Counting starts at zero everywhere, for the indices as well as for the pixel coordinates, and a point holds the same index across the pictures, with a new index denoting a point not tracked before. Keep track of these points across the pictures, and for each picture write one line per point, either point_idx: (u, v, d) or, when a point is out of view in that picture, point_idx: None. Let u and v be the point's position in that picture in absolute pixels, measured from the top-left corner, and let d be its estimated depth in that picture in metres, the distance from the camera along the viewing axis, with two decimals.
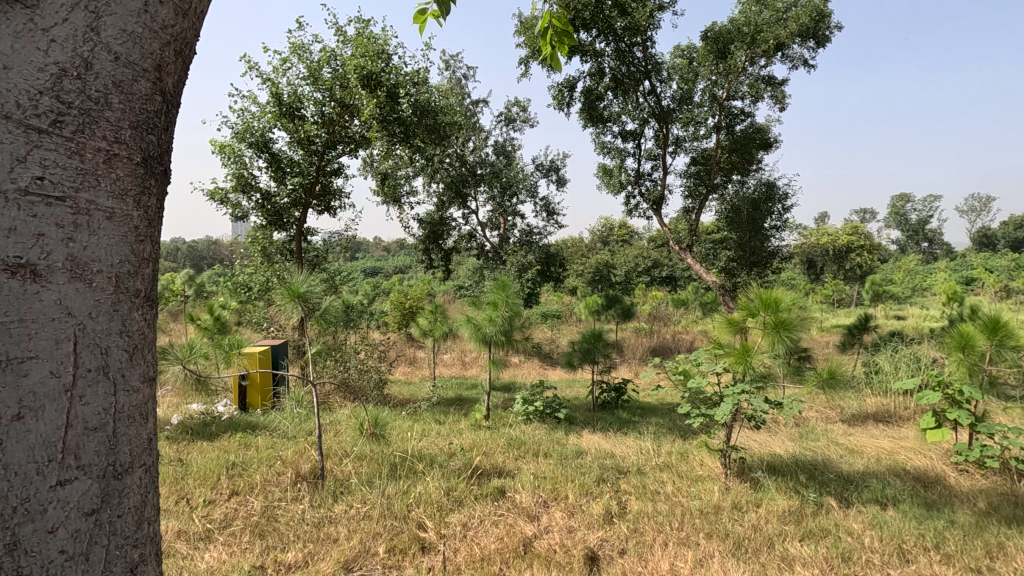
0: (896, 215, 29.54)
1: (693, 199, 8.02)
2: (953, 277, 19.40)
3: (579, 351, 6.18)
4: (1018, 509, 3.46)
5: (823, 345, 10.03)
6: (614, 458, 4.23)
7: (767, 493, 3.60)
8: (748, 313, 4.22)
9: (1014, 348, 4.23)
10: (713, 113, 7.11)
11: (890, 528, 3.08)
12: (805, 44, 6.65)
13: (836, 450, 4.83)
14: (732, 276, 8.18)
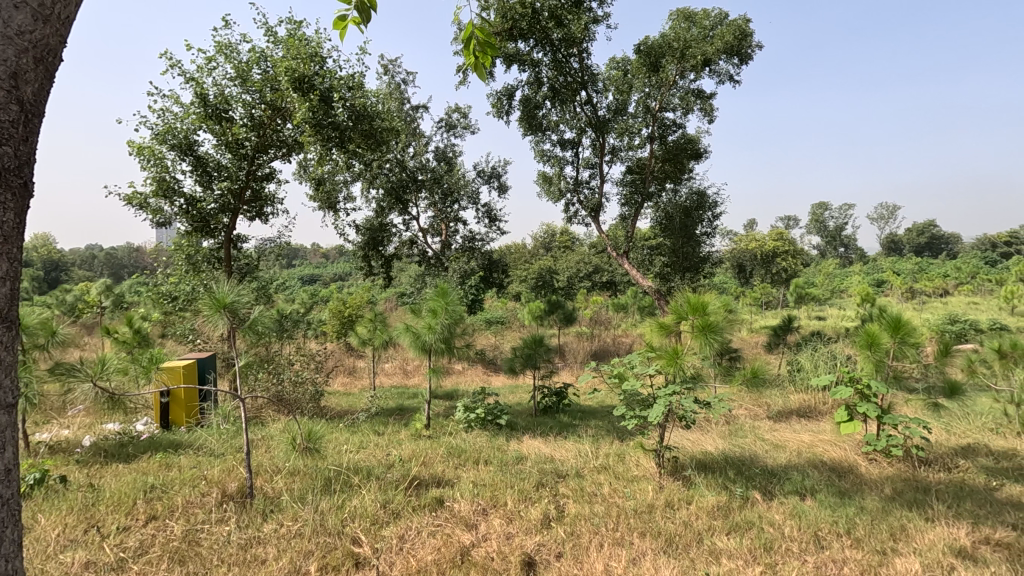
0: (816, 223, 31.58)
1: (629, 206, 8.27)
2: (866, 279, 20.92)
3: (520, 356, 6.22)
4: (918, 494, 3.77)
5: (752, 346, 10.57)
6: (553, 462, 4.29)
7: (698, 489, 3.74)
8: (679, 316, 4.40)
9: (914, 345, 4.61)
10: (647, 123, 7.40)
11: (807, 517, 3.29)
12: (730, 60, 7.01)
13: (762, 445, 5.10)
14: (667, 281, 8.50)
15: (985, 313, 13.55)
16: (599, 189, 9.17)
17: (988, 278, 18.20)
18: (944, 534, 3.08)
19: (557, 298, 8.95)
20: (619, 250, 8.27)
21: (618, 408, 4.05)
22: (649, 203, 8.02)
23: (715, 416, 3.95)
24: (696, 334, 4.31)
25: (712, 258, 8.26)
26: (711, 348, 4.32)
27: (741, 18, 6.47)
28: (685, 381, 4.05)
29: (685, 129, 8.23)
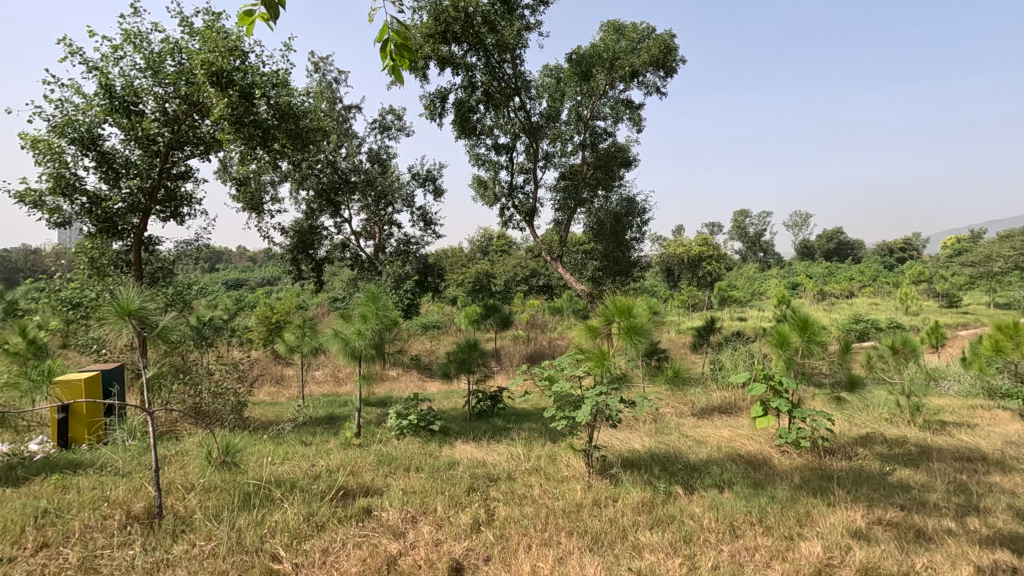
0: (738, 229, 33.46)
1: (563, 211, 8.41)
2: (783, 283, 22.36)
3: (454, 361, 6.16)
4: (823, 482, 4.06)
5: (679, 346, 11.03)
6: (485, 466, 4.29)
7: (624, 487, 3.86)
8: (607, 318, 4.52)
9: (820, 343, 4.98)
10: (578, 131, 7.58)
11: (724, 508, 3.46)
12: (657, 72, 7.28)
13: (685, 441, 5.33)
14: (599, 284, 8.72)
15: (884, 313, 14.86)
16: (533, 194, 9.29)
17: (887, 282, 19.95)
18: (843, 517, 3.34)
19: (493, 303, 8.90)
20: (553, 254, 8.39)
21: (548, 409, 4.10)
22: (582, 209, 8.19)
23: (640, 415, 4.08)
24: (623, 336, 4.44)
25: (641, 261, 8.56)
26: (637, 349, 4.46)
27: (666, 33, 6.75)
28: (612, 381, 4.15)
29: (616, 138, 8.49)
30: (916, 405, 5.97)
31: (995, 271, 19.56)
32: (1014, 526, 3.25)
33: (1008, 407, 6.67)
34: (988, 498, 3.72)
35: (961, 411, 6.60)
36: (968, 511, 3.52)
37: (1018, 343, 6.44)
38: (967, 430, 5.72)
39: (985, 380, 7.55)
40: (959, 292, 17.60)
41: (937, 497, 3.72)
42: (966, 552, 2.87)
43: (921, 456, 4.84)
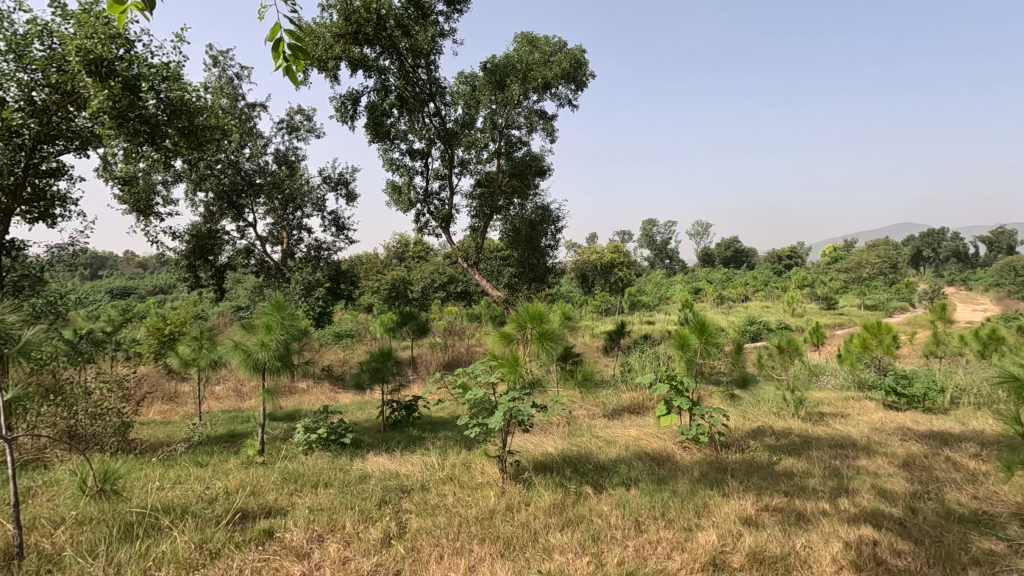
0: (647, 238, 35.27)
1: (479, 218, 8.42)
2: (688, 288, 23.80)
3: (367, 371, 5.95)
4: (719, 475, 4.35)
5: (592, 349, 11.41)
6: (398, 478, 4.18)
7: (536, 490, 3.91)
8: (520, 325, 4.58)
9: (716, 344, 5.35)
10: (493, 139, 7.62)
11: (630, 505, 3.61)
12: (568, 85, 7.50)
13: (596, 442, 5.51)
14: (515, 291, 8.82)
15: (774, 316, 16.22)
16: (449, 201, 9.25)
17: (777, 287, 21.83)
18: (736, 506, 3.59)
19: (410, 310, 8.72)
20: (470, 261, 8.36)
21: (462, 417, 4.08)
22: (498, 216, 8.25)
23: (552, 418, 4.16)
24: (536, 342, 4.50)
25: (555, 268, 8.76)
26: (549, 354, 4.55)
27: (576, 48, 6.99)
28: (524, 387, 4.19)
29: (530, 147, 8.64)
30: (799, 399, 6.56)
31: (863, 277, 21.98)
32: (875, 504, 3.66)
33: (874, 398, 7.51)
34: (856, 480, 4.16)
35: (836, 402, 7.33)
36: (839, 493, 3.92)
37: (881, 340, 7.29)
38: (841, 420, 6.37)
39: (855, 374, 8.45)
40: (836, 296, 19.60)
41: (815, 482, 4.10)
42: (837, 530, 3.19)
43: (803, 446, 5.33)
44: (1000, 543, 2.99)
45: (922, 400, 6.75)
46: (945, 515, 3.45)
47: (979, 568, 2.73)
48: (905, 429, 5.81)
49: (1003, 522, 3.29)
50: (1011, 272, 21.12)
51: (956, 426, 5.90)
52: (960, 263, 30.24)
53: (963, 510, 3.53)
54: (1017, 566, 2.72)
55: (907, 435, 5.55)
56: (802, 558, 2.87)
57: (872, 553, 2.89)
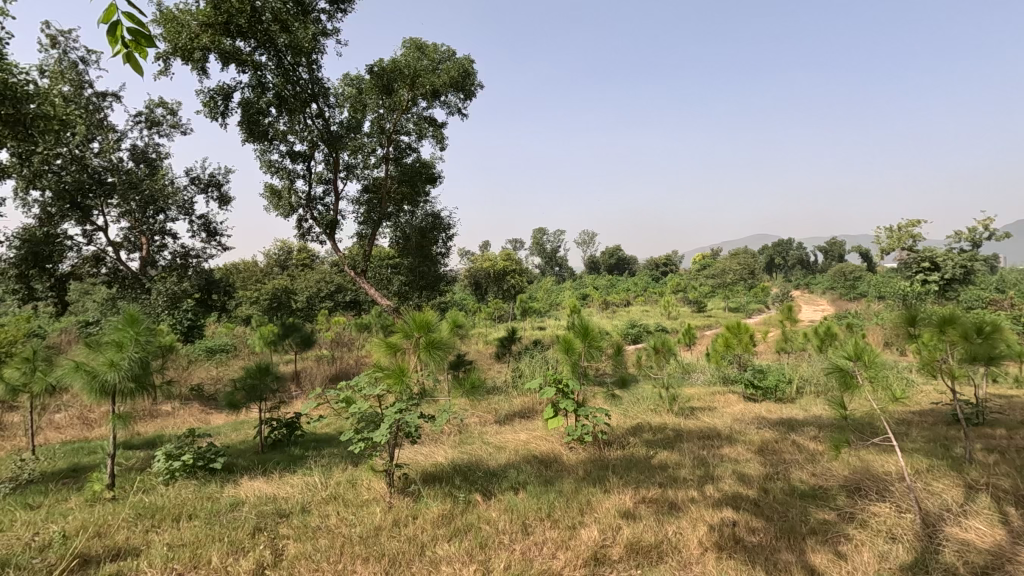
0: (537, 246, 36.39)
1: (367, 225, 8.12)
2: (576, 294, 24.86)
3: (243, 389, 5.25)
4: (601, 472, 4.56)
5: (485, 356, 11.48)
6: (276, 501, 3.87)
7: (424, 502, 3.83)
8: (406, 334, 4.47)
9: (598, 347, 5.60)
10: (381, 144, 7.38)
11: (517, 509, 3.66)
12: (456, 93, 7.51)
13: (487, 449, 5.53)
14: (406, 299, 8.62)
15: (652, 319, 17.44)
16: (334, 206, 8.84)
17: (655, 292, 23.52)
18: (616, 501, 3.78)
19: (292, 322, 8.15)
20: (357, 269, 8.02)
21: (345, 431, 3.88)
22: (387, 223, 8.02)
23: (440, 427, 4.08)
24: (424, 352, 4.38)
25: (447, 276, 8.70)
26: (438, 363, 4.46)
27: (464, 57, 7.03)
28: (411, 397, 4.04)
29: (419, 153, 8.52)
30: (673, 395, 7.10)
31: (727, 282, 24.34)
32: (735, 487, 4.04)
33: (736, 391, 8.33)
34: (720, 467, 4.57)
35: (704, 397, 8.03)
36: (705, 480, 4.28)
37: (740, 339, 8.18)
38: (708, 413, 6.97)
39: (721, 371, 9.31)
40: (704, 299, 21.50)
41: (686, 472, 4.44)
42: (703, 515, 3.47)
43: (675, 439, 5.75)
44: (832, 512, 3.42)
45: (773, 392, 7.59)
46: (790, 493, 3.89)
47: (816, 536, 3.11)
48: (760, 418, 6.51)
49: (834, 494, 3.79)
50: (841, 277, 24.59)
51: (800, 413, 6.71)
52: (801, 268, 34.67)
53: (804, 486, 4.01)
54: (844, 531, 3.13)
55: (761, 423, 6.21)
56: (673, 545, 3.08)
57: (731, 533, 3.17)
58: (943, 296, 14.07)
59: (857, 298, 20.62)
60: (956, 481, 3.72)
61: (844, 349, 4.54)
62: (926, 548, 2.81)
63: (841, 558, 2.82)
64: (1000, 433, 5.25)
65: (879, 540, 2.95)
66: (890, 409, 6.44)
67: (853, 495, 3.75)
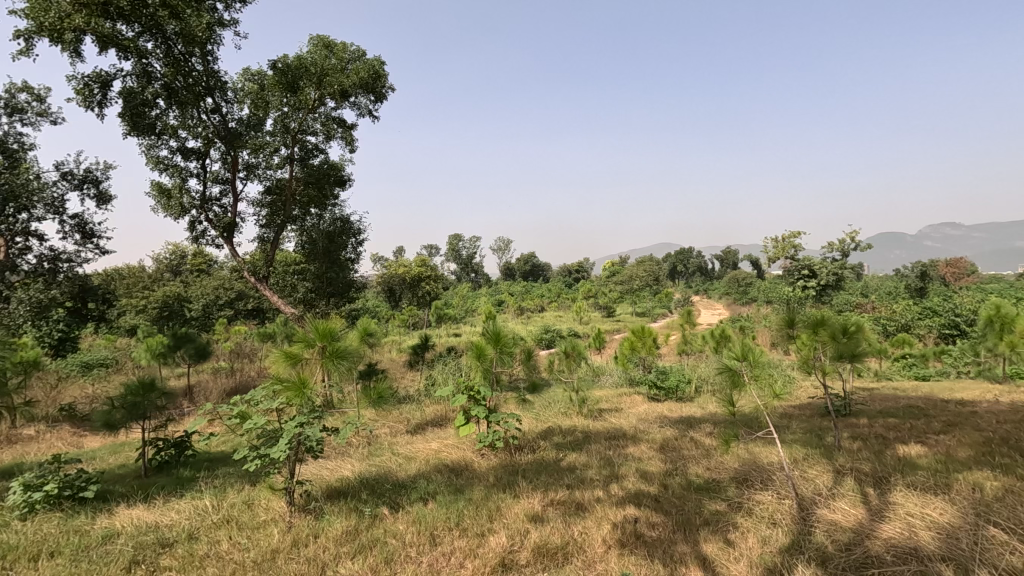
0: (453, 252, 36.20)
1: (269, 228, 7.62)
2: (492, 299, 25.00)
3: (124, 407, 4.21)
4: (512, 477, 4.57)
5: (397, 364, 11.18)
6: (157, 529, 3.45)
7: (327, 518, 3.61)
8: (307, 342, 4.05)
9: (509, 353, 5.62)
10: (285, 144, 6.94)
11: (426, 520, 3.57)
12: (366, 95, 7.29)
13: (396, 460, 5.36)
14: (312, 307, 8.20)
15: (565, 324, 17.89)
16: (233, 208, 8.23)
17: (568, 298, 24.18)
18: (525, 505, 3.81)
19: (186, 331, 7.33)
20: (257, 274, 7.51)
21: (239, 449, 3.51)
22: (292, 226, 7.58)
23: (345, 440, 3.88)
24: (327, 363, 4.07)
25: (357, 283, 8.38)
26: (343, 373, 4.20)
27: (375, 59, 6.85)
28: (312, 411, 3.75)
29: (327, 155, 8.18)
30: (582, 398, 7.29)
31: (635, 288, 25.54)
32: (638, 485, 4.20)
33: (640, 392, 8.72)
34: (625, 466, 4.74)
35: (612, 399, 8.33)
36: (611, 479, 4.43)
37: (644, 342, 8.58)
38: (615, 414, 7.24)
39: (628, 373, 9.72)
40: (614, 305, 22.39)
41: (593, 473, 4.57)
42: (608, 514, 3.57)
43: (584, 441, 5.89)
44: (723, 503, 3.66)
45: (675, 392, 8.03)
46: (687, 487, 4.11)
47: (708, 526, 3.30)
48: (662, 418, 6.85)
49: (725, 486, 4.05)
50: (734, 283, 26.65)
51: (698, 411, 7.14)
52: (701, 275, 37.15)
53: (700, 480, 4.25)
54: (732, 520, 3.35)
55: (663, 422, 6.53)
56: (579, 545, 3.14)
57: (633, 529, 3.29)
58: (819, 300, 15.65)
59: (748, 302, 22.43)
60: (827, 467, 4.12)
61: (732, 351, 4.91)
62: (801, 530, 3.08)
63: (729, 545, 3.02)
64: (862, 422, 5.90)
65: (762, 526, 3.19)
66: (774, 404, 7.04)
67: (741, 485, 4.03)
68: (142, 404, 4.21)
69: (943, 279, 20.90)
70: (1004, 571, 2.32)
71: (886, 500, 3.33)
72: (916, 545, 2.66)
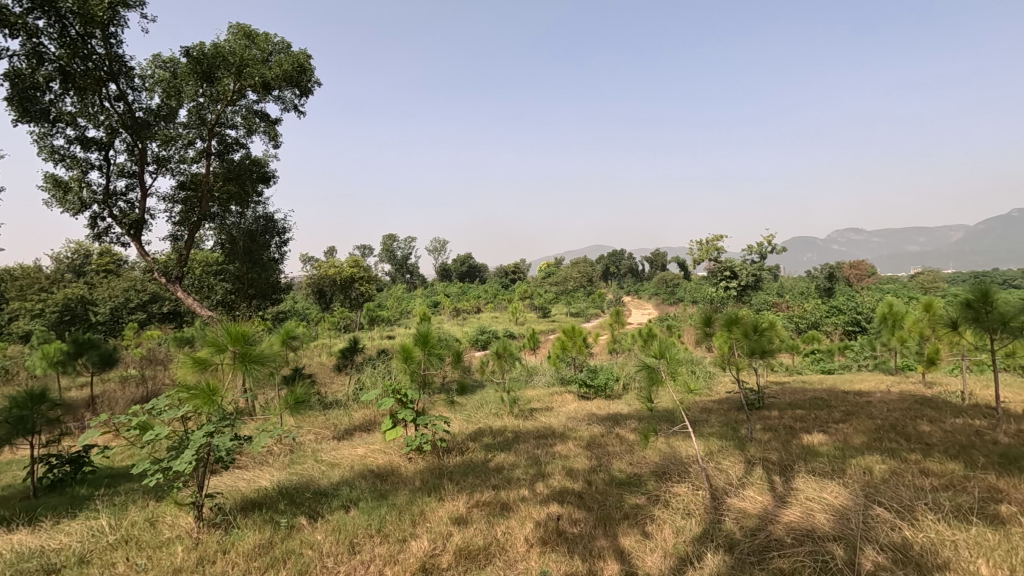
0: (388, 253, 35.42)
1: (184, 226, 7.06)
2: (428, 301, 24.62)
3: (7, 421, 3.73)
4: (438, 481, 4.48)
5: (326, 368, 10.78)
6: (38, 556, 2.98)
7: (238, 531, 3.34)
8: (217, 347, 3.36)
9: (438, 355, 5.52)
10: (201, 137, 6.39)
11: (346, 528, 3.39)
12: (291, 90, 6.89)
13: (319, 467, 5.13)
14: (231, 309, 7.68)
15: (502, 325, 17.92)
16: (140, 203, 7.58)
17: (505, 300, 24.24)
18: (450, 508, 3.75)
19: (87, 338, 6.67)
20: (169, 275, 6.94)
21: (137, 462, 3.02)
22: (209, 224, 7.06)
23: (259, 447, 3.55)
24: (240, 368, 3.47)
25: (281, 284, 7.96)
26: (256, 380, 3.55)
27: (299, 52, 6.44)
28: (224, 418, 3.25)
29: (248, 150, 7.70)
30: (513, 398, 7.30)
31: (570, 288, 26.00)
32: (562, 482, 4.25)
33: (571, 391, 8.85)
34: (552, 465, 4.78)
35: (543, 398, 8.41)
36: (537, 478, 4.44)
37: (574, 342, 8.72)
38: (546, 413, 7.30)
39: (559, 373, 9.84)
40: (549, 305, 22.69)
41: (519, 473, 4.57)
42: (531, 513, 3.59)
43: (513, 441, 5.89)
44: (642, 497, 3.76)
45: (603, 390, 8.23)
46: (609, 483, 4.20)
47: (627, 519, 3.38)
48: (590, 415, 6.98)
49: (645, 480, 4.16)
50: (663, 284, 27.77)
51: (624, 408, 7.33)
52: (633, 276, 38.44)
53: (622, 475, 4.35)
54: (650, 513, 3.45)
55: (591, 420, 6.65)
56: (501, 545, 3.12)
57: (555, 527, 3.31)
58: (740, 299, 16.55)
59: (676, 301, 23.42)
60: (738, 458, 4.34)
61: (651, 349, 5.07)
62: (711, 519, 3.21)
63: (646, 537, 3.10)
64: (773, 414, 6.28)
65: (677, 517, 3.30)
66: (694, 399, 7.35)
67: (661, 479, 4.16)
68: (30, 417, 3.73)
69: (847, 280, 22.76)
70: (885, 547, 2.52)
71: (790, 487, 3.54)
72: (812, 527, 2.84)
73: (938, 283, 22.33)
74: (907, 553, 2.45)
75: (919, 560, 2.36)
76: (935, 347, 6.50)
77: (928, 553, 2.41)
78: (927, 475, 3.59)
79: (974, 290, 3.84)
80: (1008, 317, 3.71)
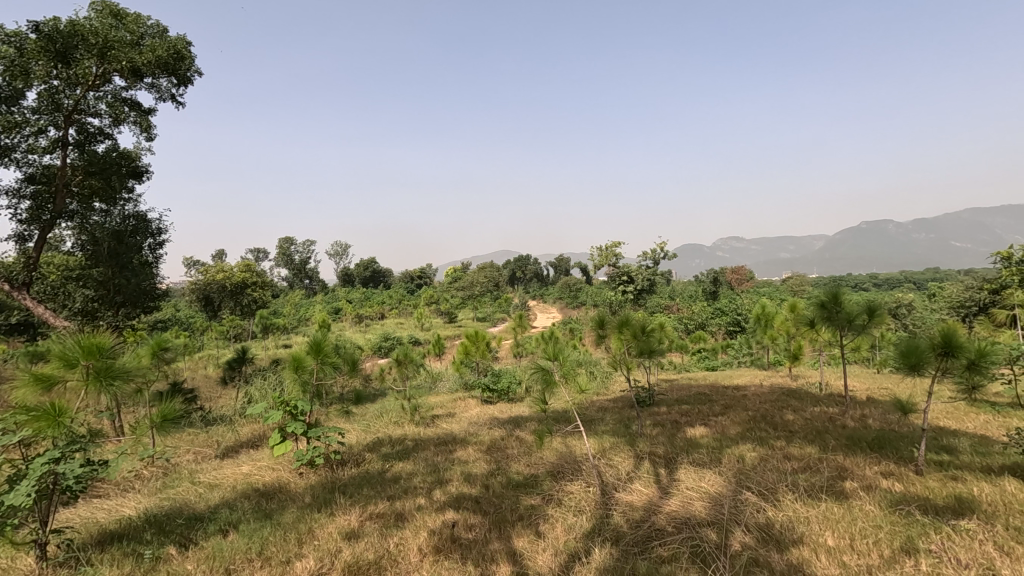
0: (284, 256, 33.32)
1: (33, 224, 6.10)
2: (328, 307, 23.47)
3: None
4: (330, 495, 4.25)
5: (210, 381, 9.89)
6: None
7: (90, 566, 2.91)
8: (65, 362, 2.48)
9: (331, 364, 5.22)
10: (55, 125, 5.49)
11: (221, 553, 3.07)
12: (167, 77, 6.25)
13: (195, 489, 4.65)
14: (94, 318, 6.42)
15: (407, 331, 17.54)
16: None
17: (410, 305, 23.74)
18: (340, 523, 3.56)
19: None
20: (14, 281, 5.97)
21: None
22: (65, 223, 6.15)
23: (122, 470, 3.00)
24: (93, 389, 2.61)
25: (158, 291, 7.10)
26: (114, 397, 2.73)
27: (177, 37, 5.85)
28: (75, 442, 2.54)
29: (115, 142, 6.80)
30: (414, 405, 7.11)
31: (477, 294, 26.06)
32: (460, 488, 4.19)
33: (474, 396, 8.82)
34: (450, 471, 4.71)
35: (446, 404, 8.29)
36: (434, 486, 4.34)
37: (477, 346, 8.69)
38: (447, 420, 7.21)
39: (462, 378, 9.76)
40: (456, 310, 22.58)
41: (416, 482, 4.44)
42: (426, 522, 3.49)
43: (412, 449, 5.73)
44: (537, 497, 3.79)
45: (506, 393, 8.28)
46: (506, 485, 4.21)
47: (521, 521, 3.39)
48: (491, 419, 6.98)
49: (541, 480, 4.21)
50: (567, 288, 28.67)
51: (525, 411, 7.41)
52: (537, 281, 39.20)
53: (519, 476, 4.38)
54: (544, 513, 3.48)
55: (492, 424, 6.64)
56: (393, 558, 2.99)
57: (450, 534, 3.24)
58: (635, 303, 17.46)
59: (579, 305, 24.26)
60: (628, 453, 4.53)
61: (547, 351, 5.16)
62: (601, 514, 3.30)
63: (539, 537, 3.12)
64: (663, 410, 6.65)
65: (569, 515, 3.36)
66: (592, 400, 7.60)
67: (556, 478, 4.23)
68: None
69: (729, 285, 24.86)
70: (752, 527, 2.73)
71: (674, 478, 3.74)
72: (689, 515, 3.02)
73: (803, 287, 25.07)
74: (769, 532, 2.67)
75: (779, 537, 2.58)
76: (799, 343, 7.23)
77: (787, 530, 2.65)
78: (789, 459, 3.96)
79: (828, 292, 4.30)
80: (853, 316, 4.20)
